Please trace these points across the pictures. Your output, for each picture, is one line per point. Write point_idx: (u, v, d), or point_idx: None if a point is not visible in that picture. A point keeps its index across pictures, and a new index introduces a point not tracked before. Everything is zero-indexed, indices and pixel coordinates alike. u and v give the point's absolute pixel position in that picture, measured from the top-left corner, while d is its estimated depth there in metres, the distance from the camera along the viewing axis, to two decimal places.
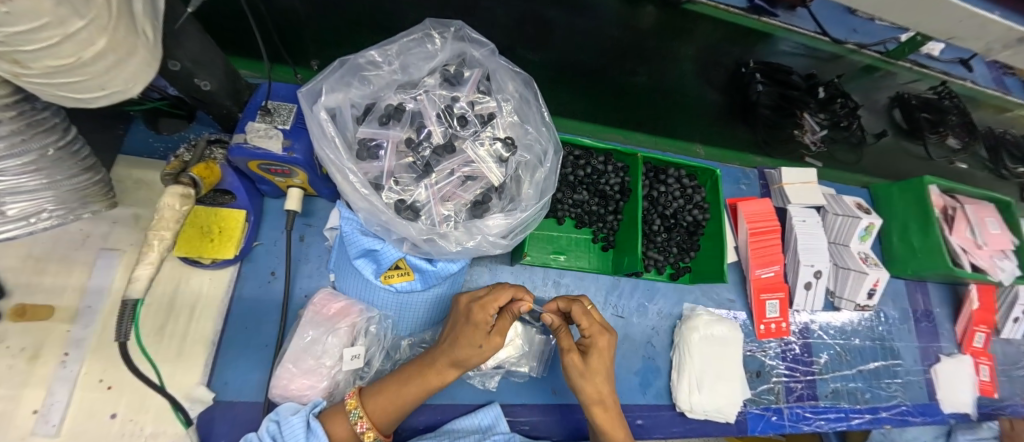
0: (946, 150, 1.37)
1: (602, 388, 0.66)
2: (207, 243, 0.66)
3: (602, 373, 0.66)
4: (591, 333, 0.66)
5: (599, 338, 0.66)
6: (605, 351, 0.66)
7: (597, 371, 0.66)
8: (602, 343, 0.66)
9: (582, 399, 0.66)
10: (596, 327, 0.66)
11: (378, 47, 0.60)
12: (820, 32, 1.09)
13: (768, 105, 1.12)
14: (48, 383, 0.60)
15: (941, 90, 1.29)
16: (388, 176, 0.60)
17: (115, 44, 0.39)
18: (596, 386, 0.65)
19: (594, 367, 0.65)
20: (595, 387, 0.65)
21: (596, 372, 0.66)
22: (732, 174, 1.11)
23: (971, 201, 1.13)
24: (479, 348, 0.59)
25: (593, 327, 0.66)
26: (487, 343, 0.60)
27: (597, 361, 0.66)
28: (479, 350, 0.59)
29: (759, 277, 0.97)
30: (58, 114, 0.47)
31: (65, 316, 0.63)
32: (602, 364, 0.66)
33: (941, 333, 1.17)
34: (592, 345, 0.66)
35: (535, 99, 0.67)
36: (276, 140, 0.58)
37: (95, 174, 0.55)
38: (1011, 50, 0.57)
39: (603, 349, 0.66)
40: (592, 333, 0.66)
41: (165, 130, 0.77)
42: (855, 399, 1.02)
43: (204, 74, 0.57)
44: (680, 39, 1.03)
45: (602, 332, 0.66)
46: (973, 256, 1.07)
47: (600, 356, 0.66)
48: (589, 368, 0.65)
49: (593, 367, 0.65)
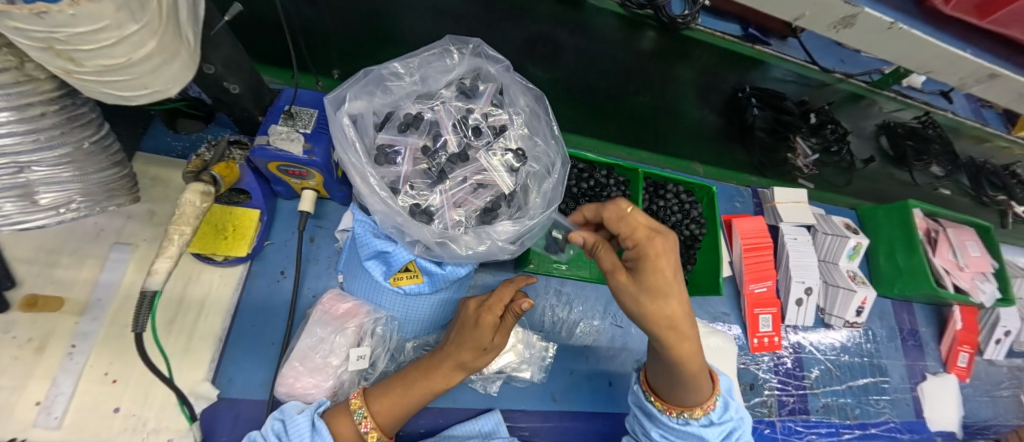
0: (930, 177, 1.45)
1: (675, 298, 0.51)
2: (221, 241, 0.68)
3: (669, 282, 0.51)
4: (637, 238, 0.53)
5: (649, 242, 0.52)
6: (666, 255, 0.52)
7: (665, 288, 0.51)
8: (654, 244, 0.52)
9: (646, 324, 0.52)
10: (641, 230, 0.54)
11: (401, 60, 0.63)
12: (809, 62, 1.15)
13: (763, 129, 1.19)
14: (53, 375, 0.60)
15: (925, 120, 1.36)
16: (404, 181, 0.62)
17: (161, 47, 0.42)
18: (664, 302, 0.51)
19: (655, 270, 0.51)
20: (670, 307, 0.51)
21: (661, 283, 0.51)
22: (728, 192, 1.16)
23: (953, 225, 1.18)
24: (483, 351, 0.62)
25: (636, 228, 0.54)
26: (491, 347, 0.63)
27: (656, 268, 0.51)
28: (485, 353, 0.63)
29: (752, 291, 1.00)
30: (94, 109, 0.49)
31: (74, 308, 0.64)
32: (664, 272, 0.51)
33: (927, 352, 1.20)
34: (642, 252, 0.52)
35: (545, 113, 0.71)
36: (297, 143, 0.61)
37: (123, 169, 0.57)
38: (983, 84, 0.62)
39: (660, 253, 0.52)
40: (637, 238, 0.54)
41: (183, 130, 0.79)
42: (845, 415, 1.04)
43: (233, 79, 0.60)
44: (680, 61, 1.07)
45: (654, 235, 0.53)
46: (956, 277, 1.12)
47: (659, 259, 0.51)
48: (650, 267, 0.51)
49: (651, 275, 0.51)
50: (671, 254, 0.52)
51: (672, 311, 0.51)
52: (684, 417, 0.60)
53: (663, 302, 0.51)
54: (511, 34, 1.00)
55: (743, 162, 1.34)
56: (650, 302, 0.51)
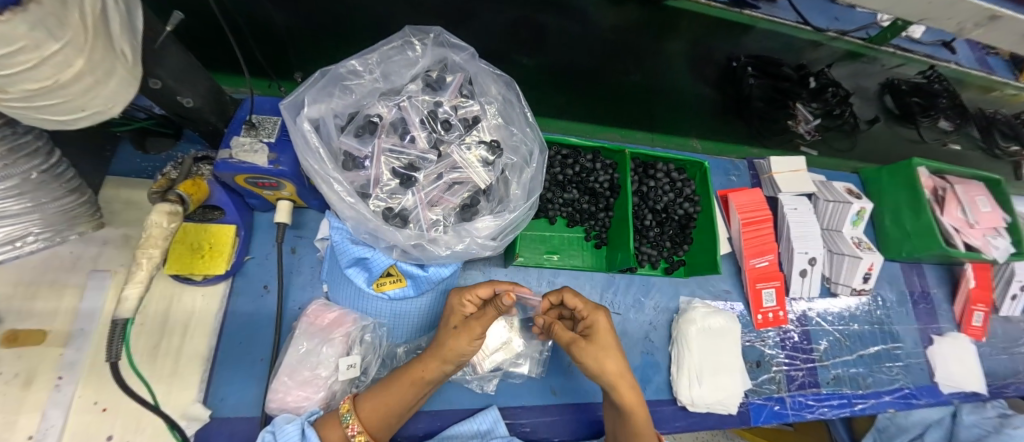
0: (938, 132, 1.39)
1: (618, 364, 0.65)
2: (198, 260, 0.66)
3: (612, 354, 0.65)
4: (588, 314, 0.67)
5: (599, 321, 0.66)
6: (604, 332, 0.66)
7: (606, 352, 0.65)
8: (599, 321, 0.66)
9: (604, 382, 0.65)
10: (589, 307, 0.68)
11: (359, 57, 0.60)
12: (801, 22, 1.10)
13: (761, 98, 1.14)
14: (42, 407, 0.59)
15: (930, 75, 1.30)
16: (375, 183, 0.60)
17: (93, 64, 0.39)
18: (611, 368, 0.65)
19: (602, 345, 0.65)
20: (615, 366, 0.65)
21: (606, 352, 0.65)
22: (721, 166, 1.11)
23: (962, 180, 1.14)
24: (455, 331, 0.62)
25: (587, 308, 0.67)
26: (461, 325, 0.63)
27: (602, 340, 0.66)
28: (455, 331, 0.62)
29: (754, 266, 0.97)
30: (41, 137, 0.46)
31: (57, 340, 0.63)
32: (608, 343, 0.66)
33: (940, 314, 1.17)
34: (595, 328, 0.66)
35: (518, 100, 0.68)
36: (262, 154, 0.58)
37: (81, 195, 0.55)
38: (983, 28, 0.58)
39: (603, 327, 0.66)
40: (588, 313, 0.67)
41: (153, 150, 0.78)
42: (857, 384, 1.02)
43: (187, 92, 0.58)
44: (666, 35, 1.03)
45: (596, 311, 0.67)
46: (966, 235, 1.08)
47: (605, 336, 0.66)
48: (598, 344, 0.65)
49: (599, 347, 0.65)
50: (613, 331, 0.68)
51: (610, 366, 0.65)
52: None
53: (602, 360, 0.65)
54: (484, 19, 0.96)
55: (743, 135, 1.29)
56: (599, 369, 0.65)
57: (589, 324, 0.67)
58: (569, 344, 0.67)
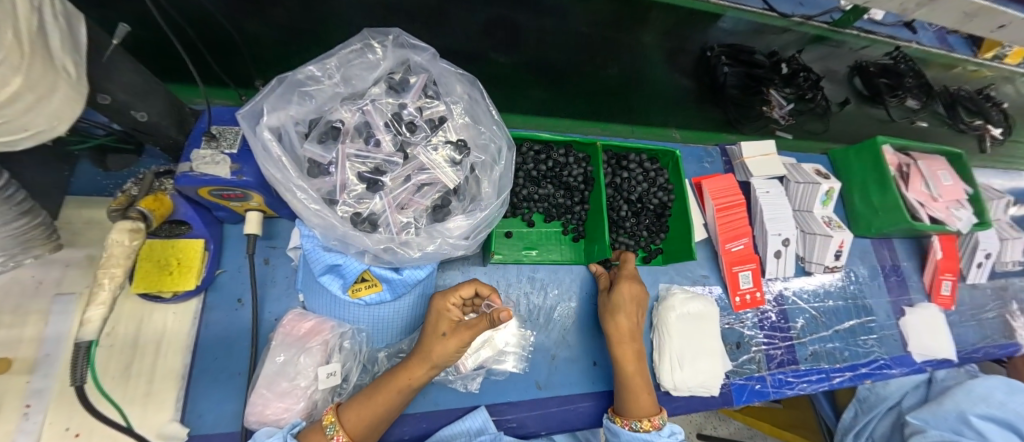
0: (906, 111, 1.42)
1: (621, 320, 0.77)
2: (166, 277, 0.64)
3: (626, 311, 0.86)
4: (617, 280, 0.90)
5: (622, 283, 0.80)
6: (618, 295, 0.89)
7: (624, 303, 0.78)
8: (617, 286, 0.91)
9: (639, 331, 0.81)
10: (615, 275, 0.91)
11: (317, 62, 0.59)
12: (767, 8, 1.11)
13: (735, 85, 1.14)
14: (10, 438, 0.58)
15: (896, 55, 1.33)
16: (342, 189, 0.59)
17: (32, 83, 0.38)
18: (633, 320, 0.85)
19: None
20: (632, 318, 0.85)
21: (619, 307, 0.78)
22: (695, 154, 1.12)
23: (924, 156, 1.18)
24: (443, 337, 0.62)
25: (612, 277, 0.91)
26: (450, 332, 0.62)
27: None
28: (443, 338, 0.61)
29: (729, 250, 0.99)
30: None
31: (22, 367, 0.61)
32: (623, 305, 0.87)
33: (910, 285, 1.21)
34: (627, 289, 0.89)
35: (484, 97, 0.68)
36: (223, 165, 0.57)
37: (35, 218, 0.53)
38: (927, 8, 0.60)
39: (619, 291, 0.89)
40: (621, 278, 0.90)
41: (114, 167, 0.76)
42: (834, 359, 1.05)
43: (141, 106, 0.57)
44: (637, 28, 1.08)
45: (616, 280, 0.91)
46: (931, 208, 1.11)
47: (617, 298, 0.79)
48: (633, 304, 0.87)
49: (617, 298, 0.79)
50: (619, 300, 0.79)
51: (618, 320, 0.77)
52: (636, 428, 0.69)
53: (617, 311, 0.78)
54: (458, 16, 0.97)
55: (720, 122, 1.25)
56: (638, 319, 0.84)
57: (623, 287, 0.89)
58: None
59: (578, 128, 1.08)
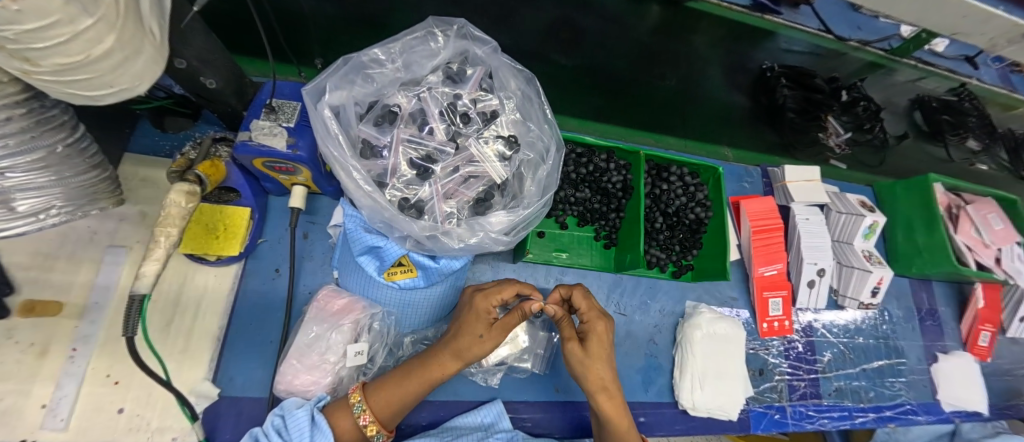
0: (966, 152, 1.35)
1: (605, 375, 0.64)
2: (213, 242, 0.66)
3: (604, 356, 0.64)
4: (590, 318, 0.65)
5: (597, 332, 0.64)
6: (606, 338, 0.65)
7: (602, 356, 0.64)
8: (599, 328, 0.64)
9: (585, 387, 0.64)
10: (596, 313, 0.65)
11: (382, 45, 0.60)
12: (823, 30, 1.08)
13: (793, 108, 1.11)
14: (56, 378, 0.60)
15: (960, 92, 1.29)
16: (392, 173, 0.60)
17: (123, 42, 0.39)
18: (602, 375, 0.63)
19: (593, 352, 0.63)
20: (603, 376, 0.63)
21: (597, 359, 0.63)
22: (735, 172, 1.11)
23: (976, 198, 1.12)
24: (480, 338, 0.61)
25: (593, 312, 0.65)
26: (488, 334, 0.62)
27: (597, 348, 0.63)
28: (482, 341, 0.61)
29: (763, 275, 0.97)
30: (66, 111, 0.48)
31: (73, 312, 0.64)
32: (604, 349, 0.64)
33: (946, 332, 1.16)
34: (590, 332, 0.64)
35: (538, 96, 0.67)
36: (280, 138, 0.58)
37: (103, 171, 0.56)
38: (1015, 45, 0.57)
39: (603, 333, 0.64)
40: (590, 318, 0.64)
41: (172, 129, 0.78)
42: (859, 398, 1.02)
43: (210, 73, 0.58)
44: (685, 37, 1.06)
45: (600, 318, 0.65)
46: (979, 253, 1.07)
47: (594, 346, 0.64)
48: (592, 354, 0.63)
49: (594, 352, 0.63)
50: (603, 345, 0.64)
51: (603, 374, 0.63)
52: None
53: (599, 363, 0.63)
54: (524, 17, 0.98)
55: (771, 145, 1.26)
56: (583, 375, 0.64)
57: (588, 329, 0.65)
58: (565, 340, 0.65)
59: (631, 137, 1.14)
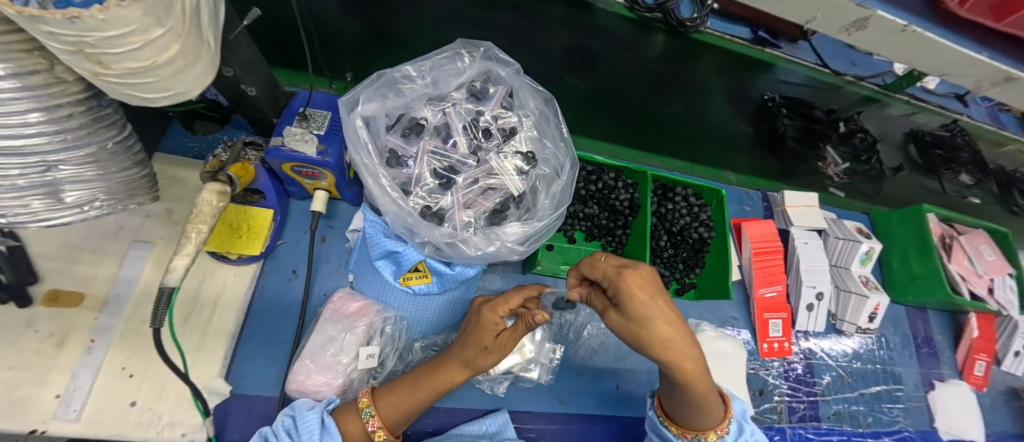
0: (959, 186, 1.40)
1: (666, 331, 0.49)
2: (235, 240, 0.69)
3: (657, 314, 0.49)
4: (611, 275, 0.52)
5: (629, 290, 0.49)
6: (643, 286, 0.50)
7: (650, 318, 0.49)
8: (627, 284, 0.50)
9: (647, 356, 0.52)
10: (614, 268, 0.52)
11: (413, 63, 0.64)
12: (819, 64, 1.15)
13: (794, 137, 1.18)
14: (73, 368, 0.62)
15: (953, 128, 1.35)
16: (415, 182, 0.63)
17: (184, 51, 0.43)
18: (661, 334, 0.49)
19: (637, 315, 0.49)
20: (669, 332, 0.49)
21: (647, 319, 0.49)
22: (736, 195, 1.15)
23: (968, 230, 1.16)
24: (485, 350, 0.62)
25: (613, 270, 0.52)
26: (493, 347, 0.62)
27: (636, 307, 0.49)
28: (489, 353, 0.62)
29: (763, 296, 0.99)
30: (117, 111, 0.51)
31: (95, 304, 0.66)
32: (646, 305, 0.49)
33: (942, 360, 1.18)
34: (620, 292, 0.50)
35: (555, 116, 0.71)
36: (311, 144, 0.62)
37: (143, 169, 0.58)
38: (998, 87, 0.61)
39: (637, 284, 0.49)
40: (610, 275, 0.51)
41: (201, 131, 0.82)
42: (857, 422, 1.03)
43: (250, 81, 0.62)
44: (689, 64, 1.08)
45: (624, 270, 0.51)
46: (971, 283, 1.10)
47: (638, 303, 0.49)
48: (635, 318, 0.50)
49: (635, 314, 0.49)
50: (645, 303, 0.49)
51: (663, 335, 0.49)
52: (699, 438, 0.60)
53: (649, 326, 0.49)
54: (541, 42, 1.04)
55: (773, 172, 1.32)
56: (648, 345, 0.50)
57: (614, 291, 0.52)
58: (602, 312, 0.56)
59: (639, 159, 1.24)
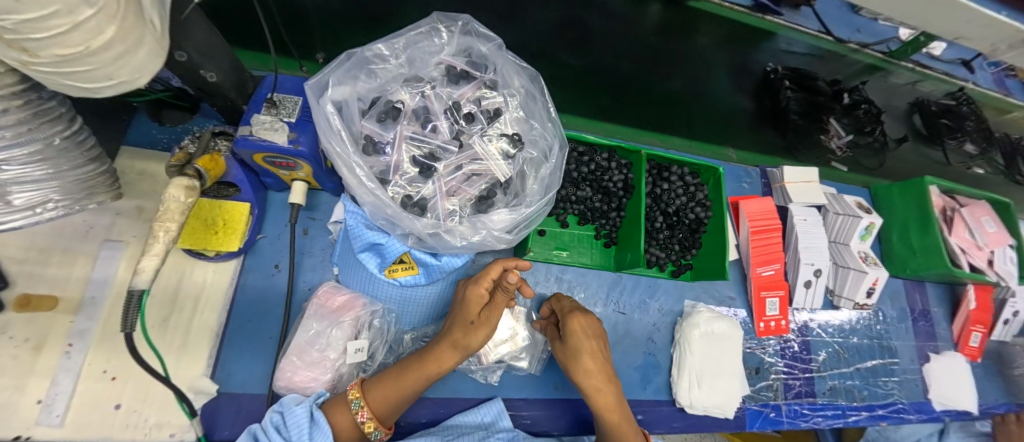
0: (963, 156, 1.36)
1: (589, 364, 0.66)
2: (212, 236, 0.66)
3: (585, 350, 0.67)
4: (563, 313, 0.71)
5: (569, 323, 0.68)
6: (586, 333, 0.67)
7: (579, 350, 0.67)
8: (572, 321, 0.68)
9: (572, 376, 0.67)
10: (569, 308, 0.71)
11: (386, 40, 0.60)
12: (823, 31, 1.09)
13: (797, 111, 1.14)
14: (52, 373, 0.60)
15: (959, 96, 1.30)
16: (394, 170, 0.60)
17: (123, 34, 0.38)
18: (586, 368, 0.66)
19: (572, 345, 0.67)
20: (589, 365, 0.66)
21: (576, 352, 0.67)
22: (734, 172, 1.11)
23: (970, 201, 1.14)
24: (473, 326, 0.62)
25: (569, 307, 0.72)
26: (479, 321, 0.62)
27: (573, 340, 0.67)
28: (474, 327, 0.62)
29: (760, 275, 0.97)
30: (63, 103, 0.46)
31: (69, 307, 0.63)
32: (580, 342, 0.67)
33: (937, 332, 1.18)
34: (565, 326, 0.68)
35: (542, 94, 0.67)
36: (281, 133, 0.58)
37: (100, 165, 0.55)
38: (1015, 50, 0.57)
39: (579, 326, 0.67)
40: (563, 310, 0.72)
41: (168, 122, 0.77)
42: (852, 397, 1.03)
43: (210, 66, 0.57)
44: (686, 36, 1.06)
45: (575, 313, 0.69)
46: (970, 256, 1.08)
47: (575, 336, 0.67)
48: (569, 348, 0.68)
49: (570, 347, 0.67)
50: (578, 341, 0.67)
51: (587, 364, 0.66)
52: None
53: (579, 357, 0.66)
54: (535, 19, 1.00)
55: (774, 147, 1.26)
56: (572, 368, 0.67)
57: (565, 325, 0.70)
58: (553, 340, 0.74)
59: (640, 138, 1.15)
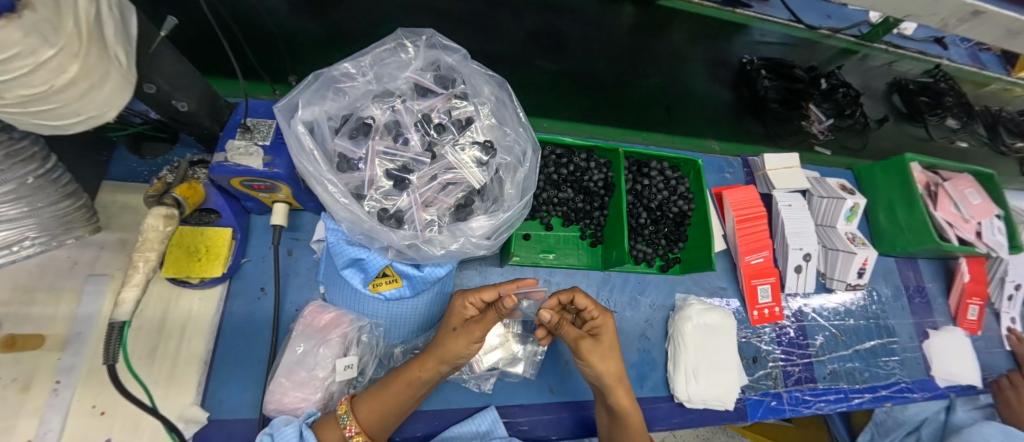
0: (945, 130, 1.39)
1: (615, 367, 0.66)
2: (195, 263, 0.66)
3: (614, 352, 0.68)
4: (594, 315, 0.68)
5: (606, 327, 0.68)
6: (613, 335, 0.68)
7: (610, 353, 0.67)
8: (605, 323, 0.68)
9: (599, 380, 0.66)
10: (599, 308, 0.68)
11: (352, 59, 0.61)
12: (794, 21, 1.15)
13: (776, 99, 1.15)
14: (41, 412, 0.59)
15: (936, 74, 1.31)
16: (369, 184, 0.60)
17: (87, 71, 0.39)
18: (614, 370, 0.66)
19: (605, 345, 0.67)
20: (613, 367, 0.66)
21: (610, 353, 0.67)
22: (715, 163, 1.12)
23: (953, 174, 1.14)
24: (455, 332, 0.63)
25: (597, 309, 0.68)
26: (460, 328, 0.63)
27: (607, 340, 0.67)
28: (455, 334, 0.62)
29: (749, 263, 0.97)
30: (36, 142, 0.47)
31: (55, 344, 0.63)
32: (611, 346, 0.68)
33: (934, 308, 1.18)
34: (601, 331, 0.67)
35: (511, 100, 0.68)
36: (256, 157, 0.58)
37: (77, 200, 0.56)
38: (966, 23, 0.58)
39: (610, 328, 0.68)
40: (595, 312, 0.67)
41: (149, 154, 0.79)
42: (854, 379, 1.02)
43: (182, 96, 0.58)
44: (659, 34, 1.10)
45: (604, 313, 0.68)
46: (959, 229, 1.08)
47: (607, 341, 0.67)
48: (604, 350, 0.66)
49: (605, 347, 0.67)
50: (609, 343, 0.67)
51: (612, 368, 0.66)
52: None
53: (607, 361, 0.66)
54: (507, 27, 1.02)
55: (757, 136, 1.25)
56: (601, 370, 0.65)
57: (596, 325, 0.68)
58: (574, 341, 0.66)
59: (623, 137, 1.13)
